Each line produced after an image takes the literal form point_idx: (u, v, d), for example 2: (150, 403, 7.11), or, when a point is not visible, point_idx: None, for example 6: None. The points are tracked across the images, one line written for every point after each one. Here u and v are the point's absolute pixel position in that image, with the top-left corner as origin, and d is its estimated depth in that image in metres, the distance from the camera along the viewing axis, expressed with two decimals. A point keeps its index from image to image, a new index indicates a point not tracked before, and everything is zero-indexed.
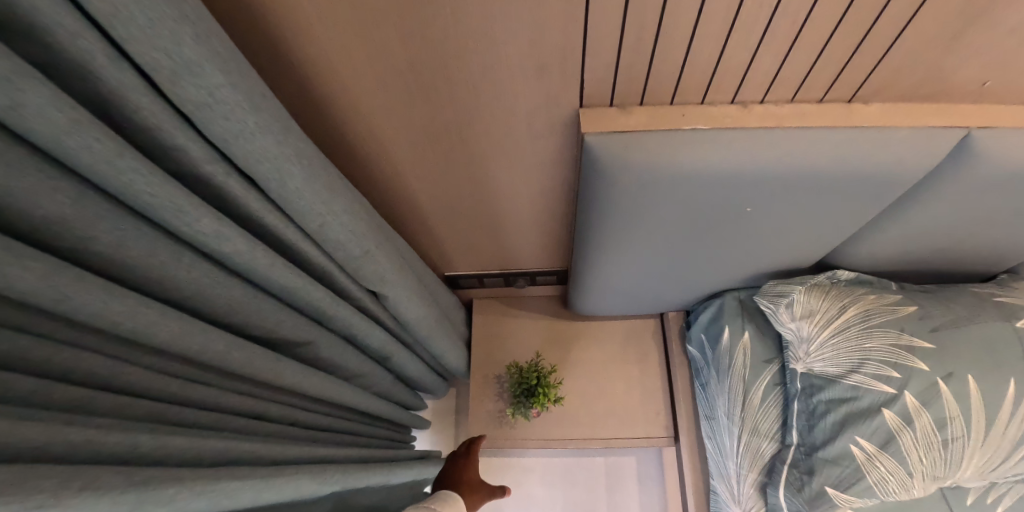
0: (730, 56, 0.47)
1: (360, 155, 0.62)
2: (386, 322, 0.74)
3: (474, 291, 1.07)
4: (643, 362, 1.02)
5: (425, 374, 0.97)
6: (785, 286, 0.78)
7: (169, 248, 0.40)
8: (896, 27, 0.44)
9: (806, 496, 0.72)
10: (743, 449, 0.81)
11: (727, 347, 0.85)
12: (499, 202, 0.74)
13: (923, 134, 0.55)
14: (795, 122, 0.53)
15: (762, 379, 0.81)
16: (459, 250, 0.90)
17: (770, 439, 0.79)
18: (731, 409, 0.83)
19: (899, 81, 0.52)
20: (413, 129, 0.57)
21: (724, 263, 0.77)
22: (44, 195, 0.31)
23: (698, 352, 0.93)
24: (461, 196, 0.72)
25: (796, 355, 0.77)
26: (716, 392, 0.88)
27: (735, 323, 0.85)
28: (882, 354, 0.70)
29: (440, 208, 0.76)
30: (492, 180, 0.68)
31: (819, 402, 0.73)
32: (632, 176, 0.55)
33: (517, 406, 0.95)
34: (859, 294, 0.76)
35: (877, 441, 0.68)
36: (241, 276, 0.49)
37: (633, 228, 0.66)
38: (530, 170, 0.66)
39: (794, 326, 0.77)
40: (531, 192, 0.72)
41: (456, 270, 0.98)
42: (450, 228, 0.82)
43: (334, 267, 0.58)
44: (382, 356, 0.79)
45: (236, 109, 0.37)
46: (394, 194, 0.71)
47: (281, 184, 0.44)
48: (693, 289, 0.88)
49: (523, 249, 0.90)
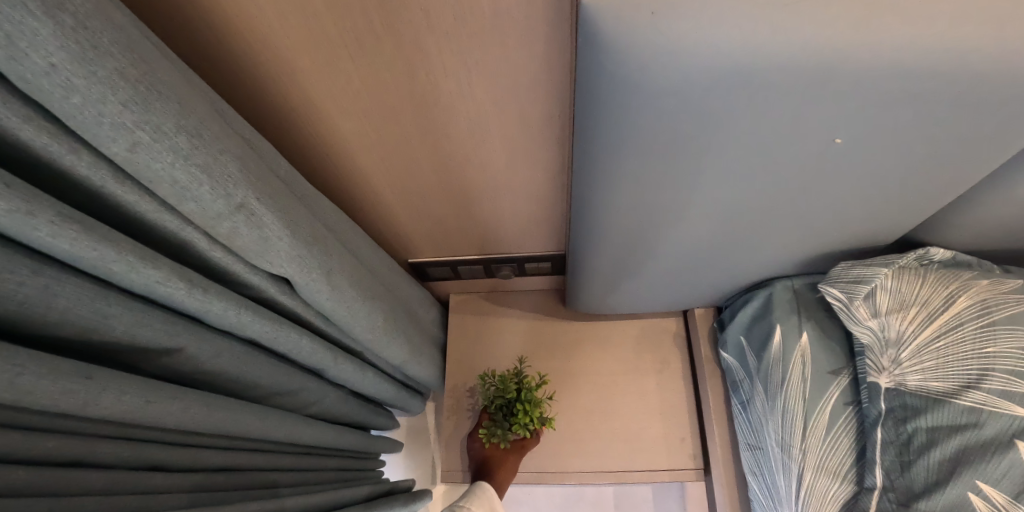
0: None
1: (221, 65, 0.40)
2: (311, 316, 0.53)
3: (450, 284, 0.87)
4: (664, 372, 0.81)
5: (388, 392, 0.75)
6: (858, 270, 0.57)
7: None
8: None
9: None
10: (803, 493, 0.58)
11: (777, 354, 0.64)
12: (461, 155, 0.52)
13: None
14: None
15: (828, 396, 0.60)
16: (425, 230, 0.69)
17: (844, 480, 0.57)
18: (783, 436, 0.62)
19: None
20: (301, 28, 0.36)
21: (777, 237, 0.56)
22: None
23: (736, 358, 0.72)
24: (412, 148, 0.51)
25: (876, 364, 0.56)
26: (760, 411, 0.66)
27: (788, 322, 0.64)
28: (1010, 364, 0.48)
29: (386, 168, 0.55)
30: (451, 119, 0.47)
31: (914, 430, 0.52)
32: (658, 93, 0.35)
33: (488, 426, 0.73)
34: (966, 278, 0.54)
35: (1008, 489, 0.46)
36: (5, 237, 0.28)
37: (657, 183, 0.45)
38: (499, 106, 0.45)
39: (873, 321, 0.56)
40: (511, 142, 0.50)
41: (425, 256, 0.77)
42: (403, 198, 0.61)
43: (189, 230, 0.37)
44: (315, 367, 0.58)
45: None
46: (314, 145, 0.51)
47: (17, 60, 0.24)
48: (731, 277, 0.68)
49: (508, 227, 0.69)
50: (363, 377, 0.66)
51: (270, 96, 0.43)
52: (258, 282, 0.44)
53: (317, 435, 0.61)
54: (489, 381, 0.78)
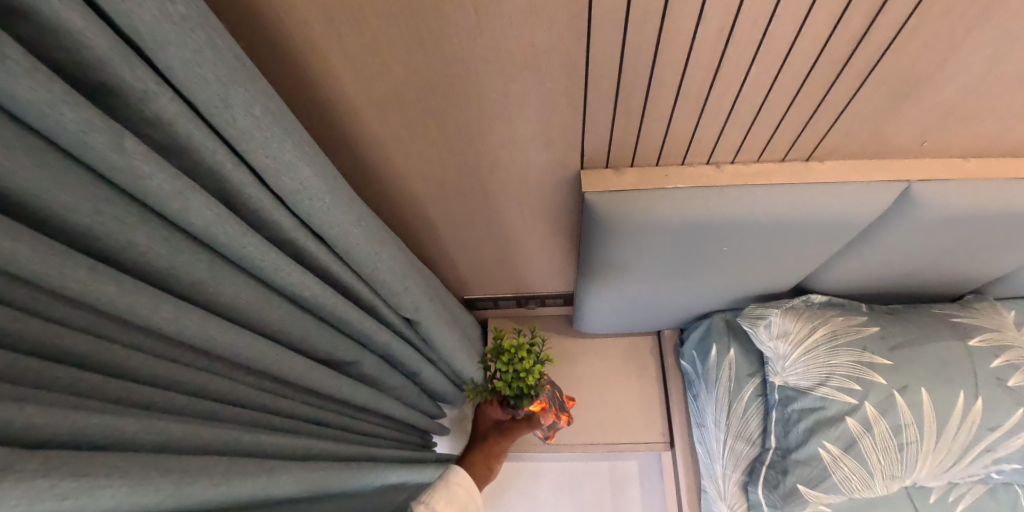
0: (703, 132, 0.61)
1: (387, 195, 0.73)
2: (414, 340, 0.85)
3: (488, 311, 1.18)
4: (643, 374, 1.14)
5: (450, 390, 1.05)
6: (764, 310, 0.89)
7: (258, 290, 0.50)
8: (829, 111, 0.58)
9: (780, 492, 0.84)
10: (728, 451, 0.92)
11: (715, 362, 0.96)
12: (512, 234, 0.86)
13: (868, 190, 0.66)
14: (758, 177, 0.66)
15: (745, 390, 0.93)
16: (476, 276, 1.02)
17: (752, 443, 0.91)
18: (717, 416, 0.94)
19: (847, 145, 0.64)
20: (438, 181, 0.70)
21: (710, 288, 0.89)
22: (192, 261, 0.42)
23: (689, 366, 1.04)
24: (480, 229, 0.85)
25: (775, 370, 0.87)
26: (704, 400, 0.99)
27: (722, 341, 0.96)
28: (847, 370, 0.81)
29: (461, 241, 0.88)
30: (505, 215, 0.80)
31: (793, 411, 0.84)
32: (626, 222, 0.69)
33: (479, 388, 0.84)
34: (829, 315, 0.87)
35: (840, 444, 0.79)
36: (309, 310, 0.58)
37: (629, 259, 0.79)
38: (533, 209, 0.79)
39: (773, 343, 0.87)
40: (539, 227, 0.84)
41: (473, 293, 1.09)
42: (469, 259, 0.94)
43: (374, 297, 0.68)
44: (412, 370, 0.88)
45: (313, 184, 0.48)
46: (421, 230, 0.84)
47: (347, 239, 0.56)
48: (687, 311, 0.99)
49: (534, 275, 1.01)
50: (436, 376, 0.96)
51: (413, 208, 0.77)
52: (391, 324, 0.75)
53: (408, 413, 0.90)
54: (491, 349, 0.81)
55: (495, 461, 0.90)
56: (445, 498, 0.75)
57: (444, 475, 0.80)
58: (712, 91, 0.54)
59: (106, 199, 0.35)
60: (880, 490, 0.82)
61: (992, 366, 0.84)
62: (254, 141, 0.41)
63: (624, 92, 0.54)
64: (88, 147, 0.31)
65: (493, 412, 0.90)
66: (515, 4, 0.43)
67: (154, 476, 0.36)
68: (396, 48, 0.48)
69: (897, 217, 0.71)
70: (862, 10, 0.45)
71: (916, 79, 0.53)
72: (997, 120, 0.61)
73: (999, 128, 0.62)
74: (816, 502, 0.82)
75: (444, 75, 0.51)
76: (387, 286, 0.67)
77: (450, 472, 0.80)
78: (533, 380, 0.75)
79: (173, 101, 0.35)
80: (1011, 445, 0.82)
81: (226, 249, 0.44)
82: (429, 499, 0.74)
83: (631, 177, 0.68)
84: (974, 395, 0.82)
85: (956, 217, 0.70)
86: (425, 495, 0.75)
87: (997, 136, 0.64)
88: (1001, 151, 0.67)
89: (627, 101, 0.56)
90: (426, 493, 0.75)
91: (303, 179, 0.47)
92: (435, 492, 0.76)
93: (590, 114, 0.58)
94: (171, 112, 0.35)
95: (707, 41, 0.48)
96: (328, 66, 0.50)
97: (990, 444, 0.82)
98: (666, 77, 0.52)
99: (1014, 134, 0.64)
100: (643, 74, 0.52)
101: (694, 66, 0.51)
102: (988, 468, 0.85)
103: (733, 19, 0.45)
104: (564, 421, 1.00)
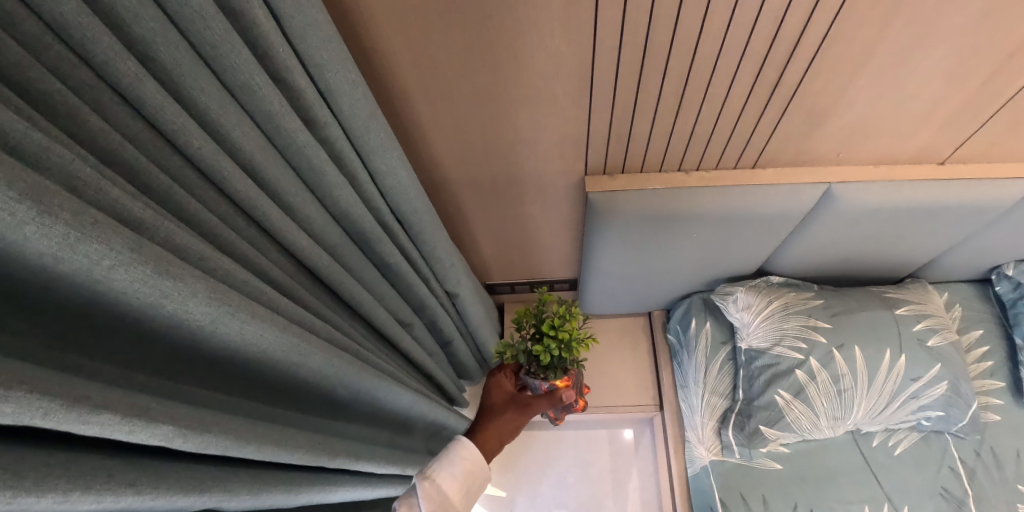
0: (673, 146, 0.85)
1: (438, 190, 0.96)
2: (451, 313, 0.99)
3: (505, 295, 1.41)
4: (636, 348, 1.39)
5: (480, 366, 1.18)
6: (731, 287, 1.11)
7: (366, 261, 0.67)
8: (765, 129, 0.81)
9: (746, 432, 1.07)
10: (704, 403, 1.15)
11: (694, 332, 1.19)
12: (529, 226, 1.09)
13: (798, 189, 0.89)
14: (715, 180, 0.90)
15: (719, 355, 1.16)
16: (497, 262, 1.24)
17: (725, 396, 1.14)
18: (697, 376, 1.17)
19: (781, 156, 0.87)
20: (477, 180, 0.93)
21: (687, 271, 1.11)
22: (336, 236, 0.59)
23: (675, 338, 1.27)
24: (505, 221, 1.07)
25: (742, 335, 1.08)
26: (687, 365, 1.21)
27: (700, 315, 1.19)
28: (795, 332, 1.03)
29: (489, 231, 1.10)
30: (526, 208, 1.02)
31: (756, 367, 1.07)
32: (617, 213, 0.92)
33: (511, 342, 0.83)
34: (784, 291, 1.09)
35: (791, 391, 1.03)
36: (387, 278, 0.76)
37: (620, 245, 1.01)
38: (548, 202, 1.01)
39: (738, 314, 1.09)
40: (551, 219, 1.07)
41: (494, 278, 1.32)
42: (493, 248, 1.17)
43: (429, 272, 0.86)
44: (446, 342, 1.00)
45: (407, 182, 0.67)
46: (459, 222, 1.07)
47: (421, 223, 0.75)
48: (672, 291, 1.22)
49: (546, 261, 1.24)
50: (469, 350, 1.10)
51: (456, 204, 1.00)
52: (436, 296, 0.90)
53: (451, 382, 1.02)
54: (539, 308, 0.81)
55: (506, 435, 0.92)
56: (449, 474, 0.78)
57: (451, 451, 0.81)
58: (678, 116, 0.78)
59: (299, 184, 0.52)
60: (827, 430, 1.04)
61: (915, 329, 1.04)
62: (377, 151, 0.61)
63: (617, 114, 0.78)
64: (303, 153, 0.49)
65: (506, 385, 0.93)
66: (544, 63, 0.68)
67: (344, 356, 0.51)
68: (463, 86, 0.72)
69: (826, 211, 0.93)
70: (774, 66, 0.69)
71: (824, 107, 0.76)
72: (893, 134, 0.82)
73: (896, 140, 0.84)
74: (774, 441, 1.06)
75: (493, 102, 0.75)
76: (439, 260, 0.86)
77: (458, 449, 0.82)
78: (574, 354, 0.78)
79: (336, 125, 0.54)
80: (931, 393, 1.02)
81: (349, 226, 0.62)
82: (435, 474, 0.77)
83: (621, 180, 0.91)
84: (898, 352, 1.02)
85: (871, 211, 0.92)
86: (433, 471, 0.77)
87: (898, 146, 0.85)
88: (903, 158, 0.89)
89: (618, 125, 0.80)
90: (433, 467, 0.78)
91: (401, 178, 0.66)
92: (442, 467, 0.78)
93: (591, 133, 0.82)
94: (335, 133, 0.53)
95: (673, 82, 0.71)
96: (413, 98, 0.74)
97: (913, 392, 1.02)
98: (647, 105, 0.76)
99: (911, 145, 0.85)
100: (628, 106, 0.76)
101: (666, 98, 0.74)
102: (916, 415, 1.04)
103: (690, 68, 0.69)
104: (579, 405, 0.96)
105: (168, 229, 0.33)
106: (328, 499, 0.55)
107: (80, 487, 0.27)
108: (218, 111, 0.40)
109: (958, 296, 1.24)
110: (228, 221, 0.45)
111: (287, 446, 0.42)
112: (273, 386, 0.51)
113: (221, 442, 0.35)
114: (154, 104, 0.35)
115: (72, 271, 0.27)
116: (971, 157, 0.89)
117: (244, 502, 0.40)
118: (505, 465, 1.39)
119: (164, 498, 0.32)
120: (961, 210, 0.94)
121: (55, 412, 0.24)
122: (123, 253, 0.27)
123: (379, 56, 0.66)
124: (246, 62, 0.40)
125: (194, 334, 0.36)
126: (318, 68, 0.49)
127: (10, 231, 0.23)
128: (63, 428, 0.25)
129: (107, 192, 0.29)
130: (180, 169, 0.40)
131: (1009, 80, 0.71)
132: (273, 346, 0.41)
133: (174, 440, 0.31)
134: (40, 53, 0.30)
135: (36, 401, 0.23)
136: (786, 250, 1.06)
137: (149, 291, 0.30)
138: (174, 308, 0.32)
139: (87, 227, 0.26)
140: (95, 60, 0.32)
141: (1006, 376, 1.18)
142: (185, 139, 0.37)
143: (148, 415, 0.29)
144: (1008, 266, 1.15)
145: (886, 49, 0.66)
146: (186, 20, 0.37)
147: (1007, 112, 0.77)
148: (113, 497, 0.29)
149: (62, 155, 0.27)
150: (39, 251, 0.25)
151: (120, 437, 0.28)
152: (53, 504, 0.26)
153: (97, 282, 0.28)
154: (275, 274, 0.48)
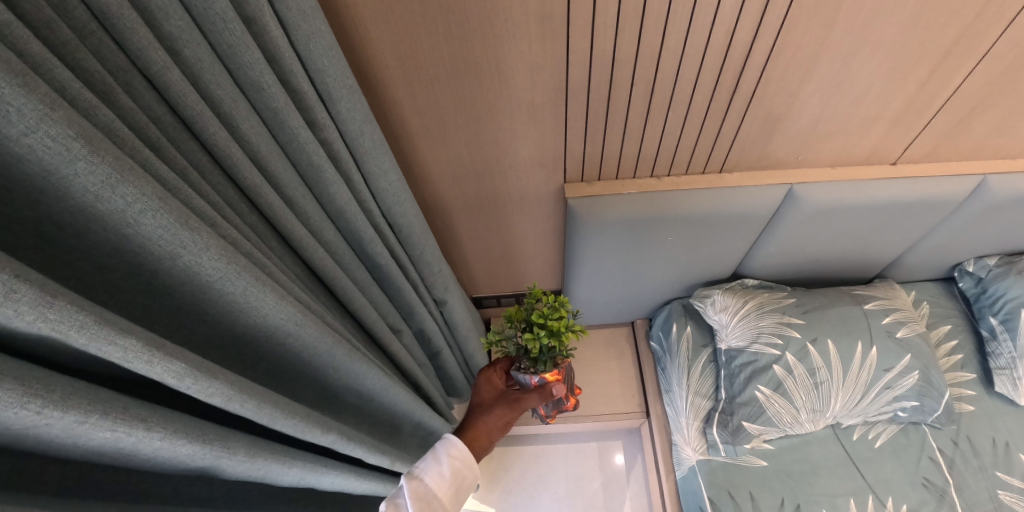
0: (645, 152, 0.90)
1: (428, 202, 1.00)
2: (440, 323, 1.01)
3: (491, 308, 1.43)
4: (621, 358, 1.42)
5: (469, 377, 1.19)
6: (709, 291, 1.16)
7: (358, 261, 0.69)
8: (728, 134, 0.87)
9: (729, 429, 1.11)
10: (689, 405, 1.18)
11: (676, 337, 1.23)
12: (514, 238, 1.13)
13: (764, 189, 0.95)
14: (686, 185, 0.96)
15: (701, 358, 1.20)
16: (484, 275, 1.28)
17: (707, 397, 1.17)
18: (681, 380, 1.21)
19: (745, 160, 0.94)
20: (464, 190, 0.96)
21: (666, 274, 1.16)
22: (331, 236, 0.62)
23: (657, 344, 1.30)
24: (492, 234, 1.11)
25: (722, 336, 1.12)
26: (670, 370, 1.24)
27: (680, 320, 1.24)
28: (771, 329, 1.08)
29: (476, 244, 1.14)
30: (510, 219, 1.06)
31: (735, 366, 1.10)
32: (596, 217, 0.96)
33: (503, 335, 0.85)
34: (758, 294, 1.13)
35: (771, 386, 1.07)
36: (378, 282, 0.79)
37: (600, 251, 1.05)
38: (532, 211, 1.04)
39: (717, 316, 1.12)
40: (535, 230, 1.11)
41: (482, 291, 1.35)
42: (479, 260, 1.21)
43: (419, 279, 0.88)
44: (435, 352, 1.01)
45: (398, 185, 0.71)
46: (447, 235, 1.10)
47: (409, 228, 0.78)
48: (653, 297, 1.26)
49: (531, 272, 1.28)
50: (457, 363, 1.11)
51: (445, 216, 1.04)
52: (426, 304, 0.93)
53: (438, 394, 1.02)
54: (534, 302, 0.83)
55: (495, 431, 0.94)
56: (438, 473, 0.79)
57: (441, 450, 0.82)
58: (648, 123, 0.84)
59: (298, 179, 0.55)
60: (808, 425, 1.09)
61: (883, 323, 1.09)
62: (371, 155, 0.65)
63: (591, 124, 0.83)
64: (304, 149, 0.53)
65: (496, 382, 0.96)
66: (522, 73, 0.73)
67: (335, 337, 0.53)
68: (447, 99, 0.77)
69: (793, 212, 0.99)
70: (731, 73, 0.75)
71: (780, 112, 0.83)
72: (845, 136, 0.89)
73: (849, 142, 0.91)
74: (759, 436, 1.10)
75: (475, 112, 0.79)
76: (428, 266, 0.89)
77: (447, 447, 0.83)
78: (564, 343, 0.80)
79: (333, 128, 0.58)
80: (905, 383, 1.06)
81: (343, 224, 0.64)
82: (422, 474, 0.77)
83: (599, 187, 0.96)
84: (869, 344, 1.07)
85: (833, 209, 0.98)
86: (418, 471, 0.77)
87: (851, 149, 0.93)
88: (858, 159, 0.96)
89: (594, 133, 0.85)
90: (419, 467, 0.79)
91: (392, 181, 0.70)
92: (430, 467, 0.79)
93: (569, 141, 0.87)
94: (333, 135, 0.58)
95: (641, 91, 0.77)
96: (404, 108, 0.78)
97: (887, 382, 1.06)
98: (620, 115, 0.81)
99: (862, 146, 0.92)
100: (601, 116, 0.81)
101: (636, 107, 0.80)
102: (892, 405, 1.08)
103: (656, 79, 0.75)
104: (569, 402, 0.99)
105: (188, 193, 0.37)
106: (317, 482, 0.57)
107: (99, 411, 0.31)
108: (231, 103, 0.45)
109: (925, 293, 1.30)
110: (233, 206, 0.49)
111: (284, 412, 0.45)
112: (271, 361, 0.54)
113: (226, 390, 0.38)
114: (179, 90, 0.39)
115: (109, 212, 0.32)
116: (919, 157, 0.97)
117: (240, 464, 0.44)
118: (495, 480, 1.36)
119: (170, 441, 0.37)
120: (916, 206, 1.00)
121: (89, 326, 0.28)
122: (152, 201, 0.32)
123: (372, 70, 0.71)
124: (257, 62, 0.45)
125: (206, 290, 0.40)
126: (319, 74, 0.54)
127: (63, 166, 0.28)
128: (93, 346, 0.29)
129: (139, 151, 0.34)
130: (193, 152, 0.44)
131: (943, 83, 0.79)
132: (273, 313, 0.44)
133: (185, 379, 0.35)
134: (86, 38, 0.34)
135: (75, 313, 0.27)
136: (756, 254, 1.11)
137: (170, 240, 0.34)
138: (190, 260, 0.36)
139: (126, 173, 0.30)
140: (131, 47, 0.36)
141: (976, 368, 1.22)
142: (202, 124, 0.41)
143: (164, 349, 0.33)
144: (969, 263, 1.22)
145: (831, 55, 0.73)
146: (208, 21, 0.41)
147: (946, 113, 0.85)
148: (126, 429, 0.33)
149: (106, 114, 0.32)
150: (84, 189, 0.30)
151: (138, 367, 0.32)
152: (74, 424, 0.30)
153: (127, 227, 0.33)
154: (272, 257, 0.52)
